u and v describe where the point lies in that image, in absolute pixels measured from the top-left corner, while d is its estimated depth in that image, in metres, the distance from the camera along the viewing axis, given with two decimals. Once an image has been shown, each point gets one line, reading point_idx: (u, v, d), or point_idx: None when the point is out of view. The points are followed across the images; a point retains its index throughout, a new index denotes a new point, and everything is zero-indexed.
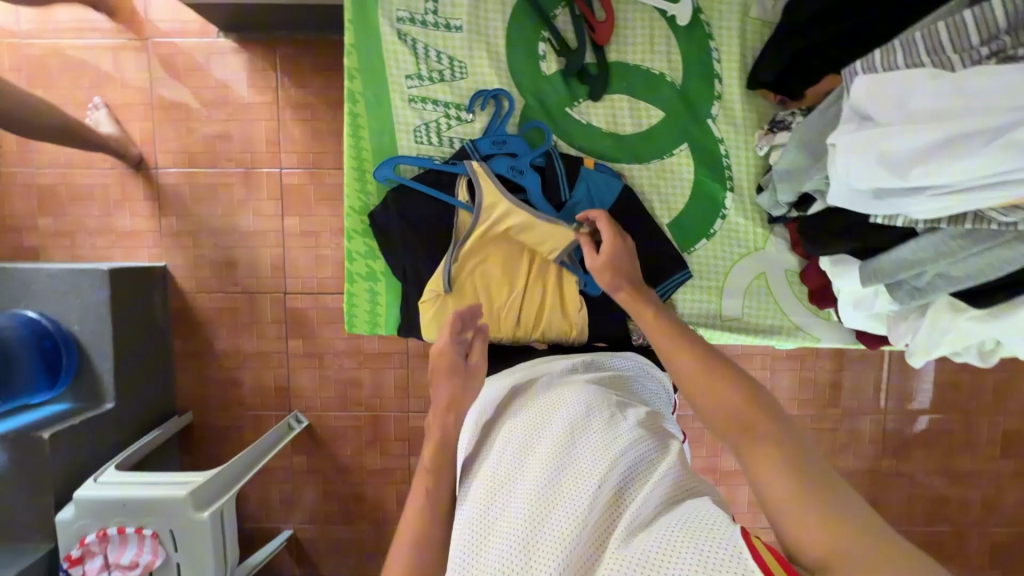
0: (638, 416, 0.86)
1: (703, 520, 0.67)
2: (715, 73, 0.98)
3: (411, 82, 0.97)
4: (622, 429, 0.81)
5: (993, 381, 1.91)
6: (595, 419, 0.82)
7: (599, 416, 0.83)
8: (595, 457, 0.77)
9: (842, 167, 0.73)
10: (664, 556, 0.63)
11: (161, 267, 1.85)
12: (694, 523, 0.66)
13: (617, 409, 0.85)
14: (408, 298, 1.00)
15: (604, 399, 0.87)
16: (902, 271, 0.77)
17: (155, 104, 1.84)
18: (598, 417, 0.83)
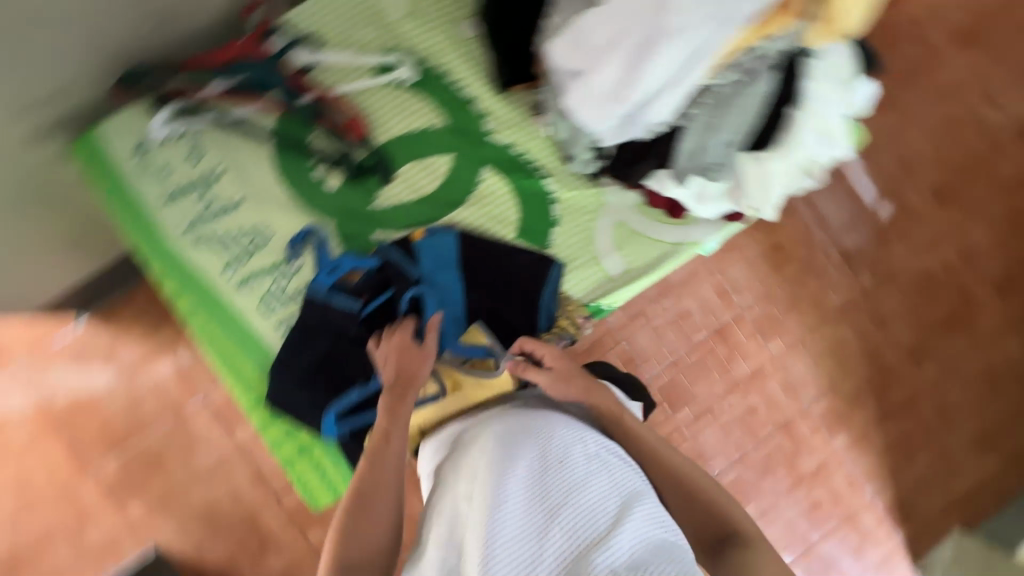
0: (606, 451, 0.84)
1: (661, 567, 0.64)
2: (467, 99, 1.05)
3: (230, 269, 0.99)
4: (591, 469, 0.79)
5: (888, 156, 2.02)
6: (558, 455, 0.80)
7: (564, 455, 0.81)
8: (565, 500, 0.74)
9: (595, 115, 0.89)
10: None
11: (152, 552, 1.77)
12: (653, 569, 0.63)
13: (580, 445, 0.83)
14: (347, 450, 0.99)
15: (566, 435, 0.84)
16: (697, 153, 0.90)
17: (59, 417, 1.81)
18: (563, 452, 0.81)
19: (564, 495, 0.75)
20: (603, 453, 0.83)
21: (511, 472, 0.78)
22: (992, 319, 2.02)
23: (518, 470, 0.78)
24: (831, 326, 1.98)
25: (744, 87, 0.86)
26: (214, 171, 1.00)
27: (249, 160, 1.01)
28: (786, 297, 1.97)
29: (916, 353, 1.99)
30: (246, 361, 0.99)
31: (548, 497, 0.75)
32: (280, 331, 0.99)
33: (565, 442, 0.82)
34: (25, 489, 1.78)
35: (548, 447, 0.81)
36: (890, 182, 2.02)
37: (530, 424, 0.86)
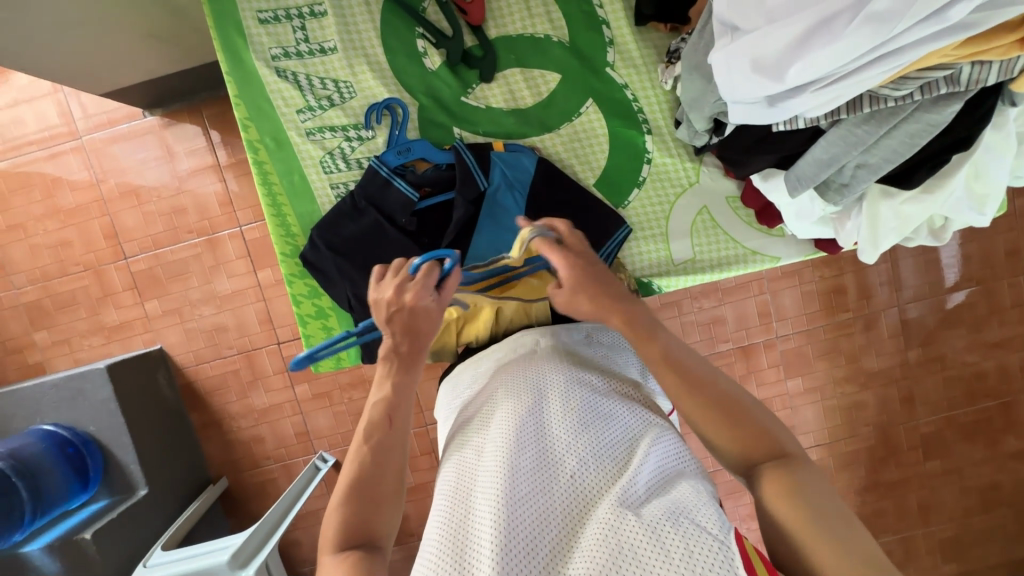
0: (621, 397, 0.83)
1: (688, 510, 0.63)
2: (600, 19, 0.94)
3: (304, 115, 0.96)
4: (604, 417, 0.78)
5: (1005, 241, 1.82)
6: (569, 404, 0.79)
7: (580, 399, 0.80)
8: (574, 450, 0.73)
9: (726, 84, 0.70)
10: (647, 547, 0.59)
11: (158, 349, 1.90)
12: (677, 514, 0.62)
13: (594, 392, 0.82)
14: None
15: (580, 382, 0.83)
16: (823, 170, 0.73)
17: (106, 198, 1.87)
18: (576, 402, 0.80)
19: (573, 444, 0.74)
20: (619, 400, 0.82)
21: (520, 422, 0.77)
22: (1020, 440, 1.92)
23: (527, 422, 0.77)
24: (857, 386, 1.89)
25: (928, 107, 0.63)
26: (317, 6, 0.93)
27: (354, 6, 0.93)
28: (827, 342, 1.86)
29: (927, 444, 1.91)
30: (292, 210, 0.98)
31: (559, 447, 0.74)
32: (334, 193, 0.98)
33: (578, 390, 0.82)
34: (63, 252, 1.89)
35: (562, 397, 0.80)
36: (995, 267, 1.83)
37: (546, 370, 0.86)
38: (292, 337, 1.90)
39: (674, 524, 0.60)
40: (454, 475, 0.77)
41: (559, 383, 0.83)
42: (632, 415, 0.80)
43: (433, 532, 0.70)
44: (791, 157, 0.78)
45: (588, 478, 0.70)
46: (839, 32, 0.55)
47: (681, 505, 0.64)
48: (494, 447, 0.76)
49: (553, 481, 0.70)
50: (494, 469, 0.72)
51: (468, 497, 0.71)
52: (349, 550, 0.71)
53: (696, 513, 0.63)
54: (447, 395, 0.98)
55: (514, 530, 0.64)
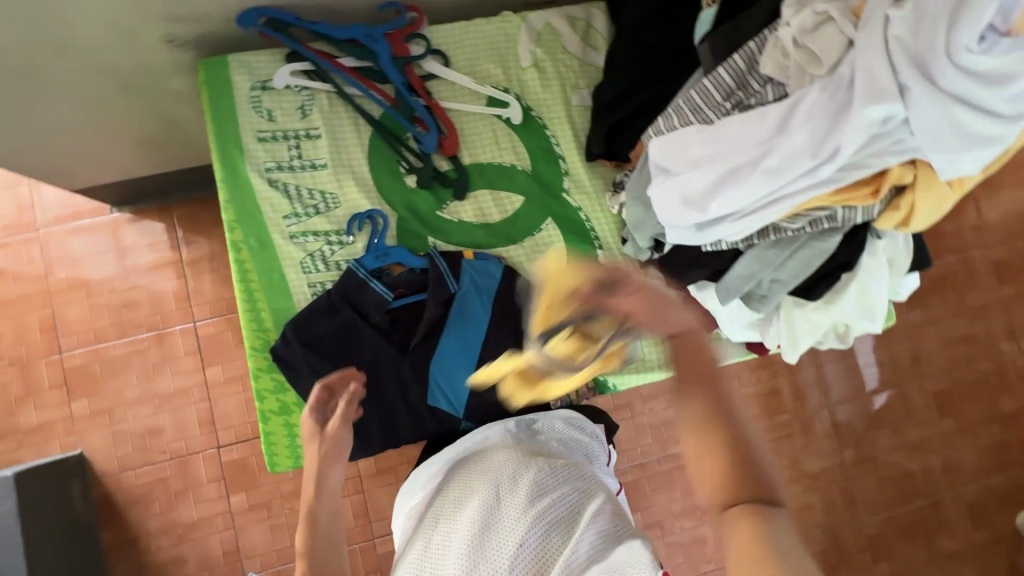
0: (564, 466, 0.91)
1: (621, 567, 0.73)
2: (557, 155, 1.12)
3: (290, 220, 1.04)
4: (545, 492, 0.86)
5: (907, 349, 2.06)
6: (515, 488, 0.87)
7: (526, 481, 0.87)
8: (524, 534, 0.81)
9: (662, 214, 0.84)
10: None
11: (78, 454, 1.73)
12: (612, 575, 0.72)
13: (538, 468, 0.89)
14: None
15: (525, 462, 0.91)
16: (743, 284, 0.86)
17: (52, 290, 1.81)
18: (520, 483, 0.87)
19: (518, 526, 0.82)
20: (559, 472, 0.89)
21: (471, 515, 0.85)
22: (954, 540, 2.01)
23: (477, 513, 0.85)
24: (802, 488, 1.96)
25: (817, 237, 0.80)
26: (313, 130, 1.06)
27: (347, 132, 1.07)
28: (769, 443, 1.96)
29: (873, 546, 1.96)
30: (266, 307, 1.01)
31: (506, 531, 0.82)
32: (310, 291, 1.03)
33: (521, 470, 0.89)
34: None
35: (507, 480, 0.88)
36: (903, 371, 2.05)
37: (494, 455, 0.93)
38: (235, 440, 1.80)
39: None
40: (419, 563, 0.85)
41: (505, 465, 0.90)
42: (572, 482, 0.88)
43: None
44: (720, 272, 0.92)
45: (530, 559, 0.79)
46: (746, 177, 0.72)
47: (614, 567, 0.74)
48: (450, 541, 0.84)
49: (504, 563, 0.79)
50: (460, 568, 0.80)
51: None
52: None
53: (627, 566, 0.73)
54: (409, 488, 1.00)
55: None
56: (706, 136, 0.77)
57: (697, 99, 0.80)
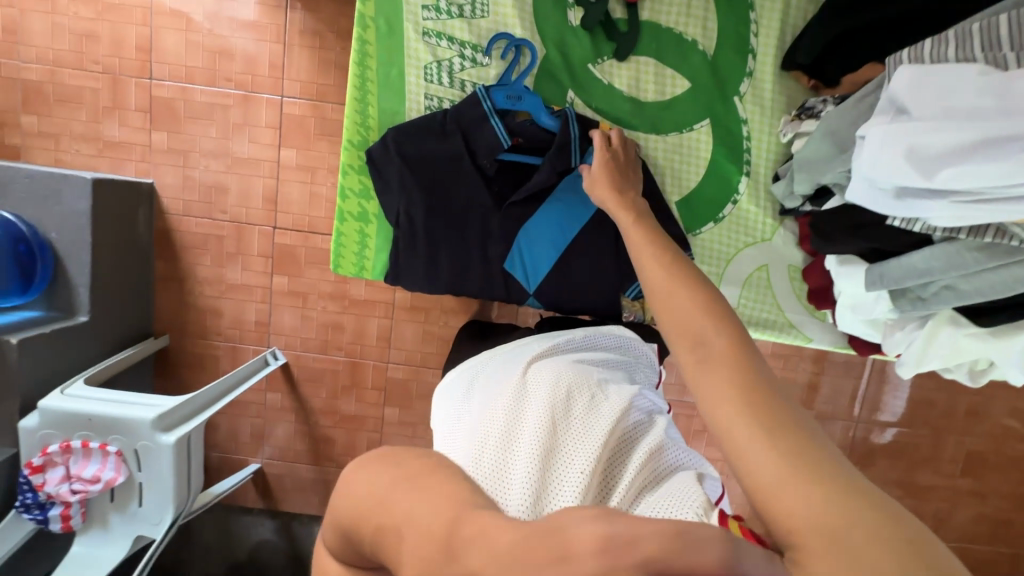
0: (629, 392, 0.84)
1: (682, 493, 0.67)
2: (749, 48, 0.92)
3: (428, 14, 0.90)
4: (612, 407, 0.79)
5: (969, 402, 1.92)
6: (582, 396, 0.80)
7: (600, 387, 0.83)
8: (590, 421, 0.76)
9: (864, 162, 0.71)
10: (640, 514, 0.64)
11: (149, 184, 1.78)
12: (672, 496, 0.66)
13: (604, 389, 0.83)
14: (415, 256, 0.96)
15: (588, 378, 0.84)
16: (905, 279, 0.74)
17: (153, 9, 1.73)
18: (585, 394, 0.81)
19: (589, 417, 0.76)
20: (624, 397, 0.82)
21: (533, 409, 0.76)
22: None
23: (539, 409, 0.76)
24: None
25: None
26: None
27: None
28: None
29: None
30: (376, 103, 0.92)
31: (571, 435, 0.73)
32: (425, 104, 0.93)
33: (583, 383, 0.82)
34: (86, 45, 1.74)
35: (573, 388, 0.81)
36: (950, 420, 1.94)
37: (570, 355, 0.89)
38: (289, 227, 1.82)
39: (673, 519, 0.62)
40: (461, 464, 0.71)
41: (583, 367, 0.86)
42: (641, 427, 0.79)
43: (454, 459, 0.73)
44: (881, 253, 0.79)
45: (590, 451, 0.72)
46: (1007, 152, 0.58)
47: (679, 495, 0.66)
48: (506, 430, 0.74)
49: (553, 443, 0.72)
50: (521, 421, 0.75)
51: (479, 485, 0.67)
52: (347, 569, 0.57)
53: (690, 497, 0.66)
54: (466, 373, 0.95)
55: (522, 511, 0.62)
56: (986, 84, 0.61)
57: (1001, 33, 0.67)
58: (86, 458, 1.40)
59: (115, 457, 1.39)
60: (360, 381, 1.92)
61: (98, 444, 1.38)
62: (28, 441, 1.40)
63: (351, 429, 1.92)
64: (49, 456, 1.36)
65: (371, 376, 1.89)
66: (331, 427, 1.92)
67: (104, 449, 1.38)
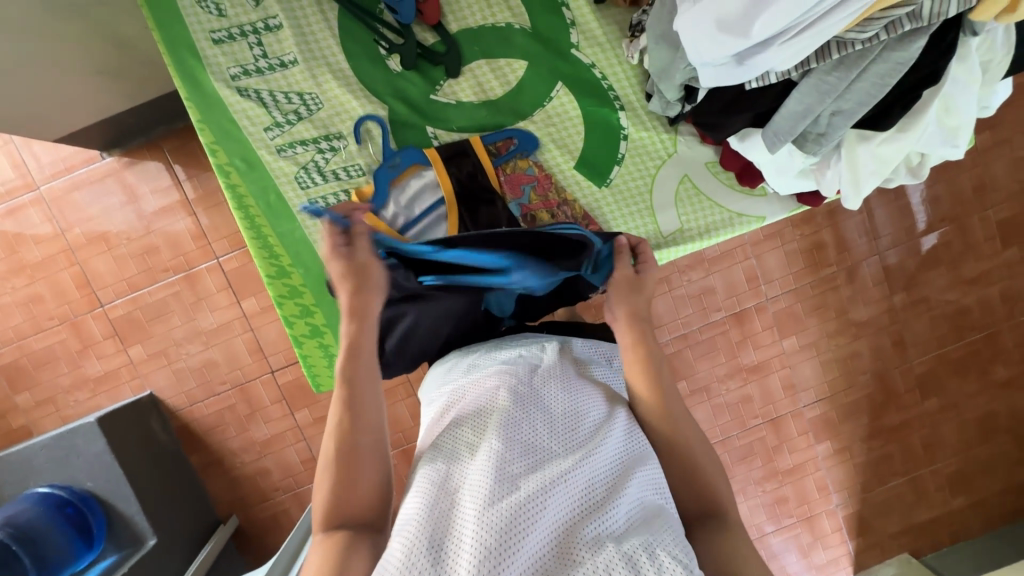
0: (611, 426, 0.77)
1: (669, 546, 0.60)
2: (558, 2, 0.94)
3: (272, 132, 0.93)
4: (594, 446, 0.72)
5: (971, 179, 1.87)
6: (559, 435, 0.73)
7: (583, 421, 0.76)
8: (572, 458, 0.69)
9: (693, 49, 0.69)
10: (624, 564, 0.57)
11: (148, 394, 1.85)
12: (660, 546, 0.60)
13: (600, 417, 0.78)
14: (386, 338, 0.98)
15: (587, 404, 0.80)
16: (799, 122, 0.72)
17: (74, 247, 1.81)
18: (574, 424, 0.76)
19: (569, 457, 0.70)
20: (619, 427, 0.77)
21: (505, 444, 0.70)
22: (1009, 368, 1.97)
23: (513, 445, 0.70)
24: (850, 337, 1.92)
25: (892, 46, 0.64)
26: (271, 20, 0.92)
27: (311, 18, 0.92)
28: (814, 298, 1.89)
29: (924, 383, 1.96)
30: (272, 231, 0.95)
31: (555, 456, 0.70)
32: (314, 207, 0.96)
33: (579, 406, 0.79)
34: (35, 307, 1.83)
35: (569, 411, 0.78)
36: (963, 204, 1.88)
37: (549, 375, 0.83)
38: (285, 364, 1.87)
39: (652, 562, 0.57)
40: (438, 472, 0.70)
41: (565, 394, 0.80)
42: (623, 464, 0.72)
43: (418, 503, 0.66)
44: (764, 114, 0.78)
45: (575, 493, 0.66)
46: None
47: (660, 541, 0.60)
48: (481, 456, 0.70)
49: (529, 485, 0.65)
50: (495, 454, 0.68)
51: (453, 500, 0.65)
52: (335, 529, 0.68)
53: (677, 553, 0.59)
54: (441, 377, 0.93)
55: (493, 534, 0.59)
56: None
57: None
58: None
59: None
60: None
61: None
62: None
63: None
64: None
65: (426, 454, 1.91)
66: None
67: None
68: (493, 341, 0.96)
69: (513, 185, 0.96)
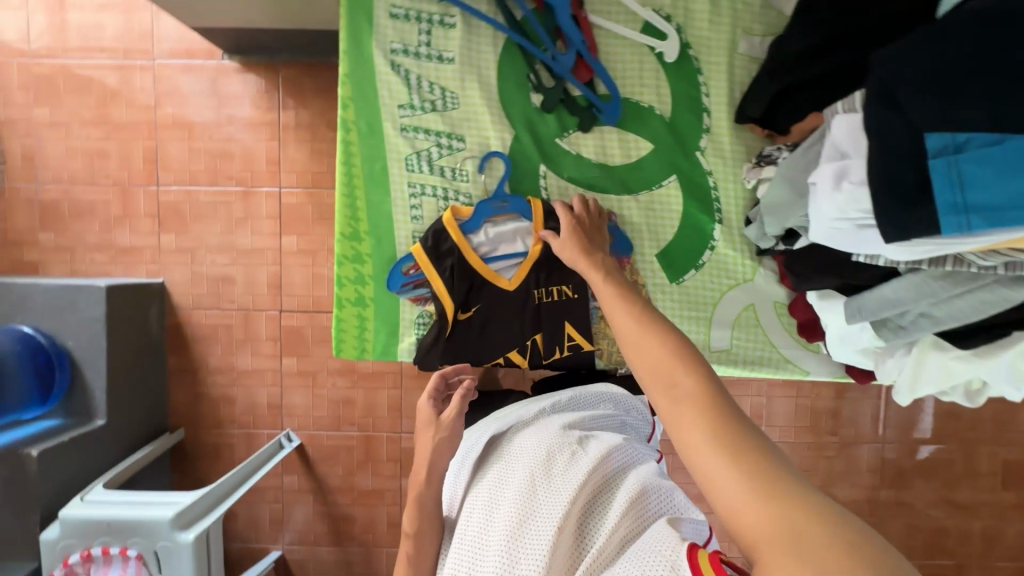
0: (604, 446, 0.78)
1: (657, 543, 0.60)
2: (703, 107, 0.98)
3: (404, 111, 0.98)
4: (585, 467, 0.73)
5: (995, 411, 1.87)
6: (549, 461, 0.75)
7: (568, 448, 0.78)
8: (558, 488, 0.70)
9: (819, 205, 0.73)
10: None
11: (160, 282, 1.87)
12: (647, 547, 0.60)
13: (583, 441, 0.80)
14: (423, 335, 1.01)
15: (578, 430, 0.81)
16: (951, 238, 0.61)
17: (157, 124, 1.87)
18: (566, 452, 0.77)
19: (559, 489, 0.70)
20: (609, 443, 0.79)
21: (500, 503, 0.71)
22: None
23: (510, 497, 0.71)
24: None
25: (1003, 283, 0.66)
26: (447, 17, 0.96)
27: (483, 30, 0.97)
28: (808, 459, 1.88)
29: None
30: (363, 196, 0.99)
31: (551, 488, 0.71)
32: (409, 191, 0.99)
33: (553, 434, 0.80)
34: (97, 161, 1.88)
35: (557, 438, 0.79)
36: (978, 431, 1.88)
37: (537, 423, 0.85)
38: (295, 309, 1.88)
39: (634, 562, 0.59)
40: (450, 558, 0.71)
41: (552, 430, 0.81)
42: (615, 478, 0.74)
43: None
44: (856, 287, 0.81)
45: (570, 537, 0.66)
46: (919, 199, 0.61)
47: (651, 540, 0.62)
48: (482, 525, 0.71)
49: (525, 540, 0.66)
50: (496, 523, 0.69)
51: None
52: None
53: (662, 546, 0.59)
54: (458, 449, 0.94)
55: None
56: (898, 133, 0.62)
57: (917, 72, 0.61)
58: (107, 565, 1.38)
59: (135, 560, 1.36)
60: (376, 454, 1.91)
61: (118, 550, 1.35)
62: (49, 552, 1.37)
63: (370, 504, 1.90)
64: (70, 567, 1.35)
65: (386, 449, 1.90)
66: (351, 506, 1.91)
67: (124, 554, 1.35)
68: (507, 409, 0.95)
69: None
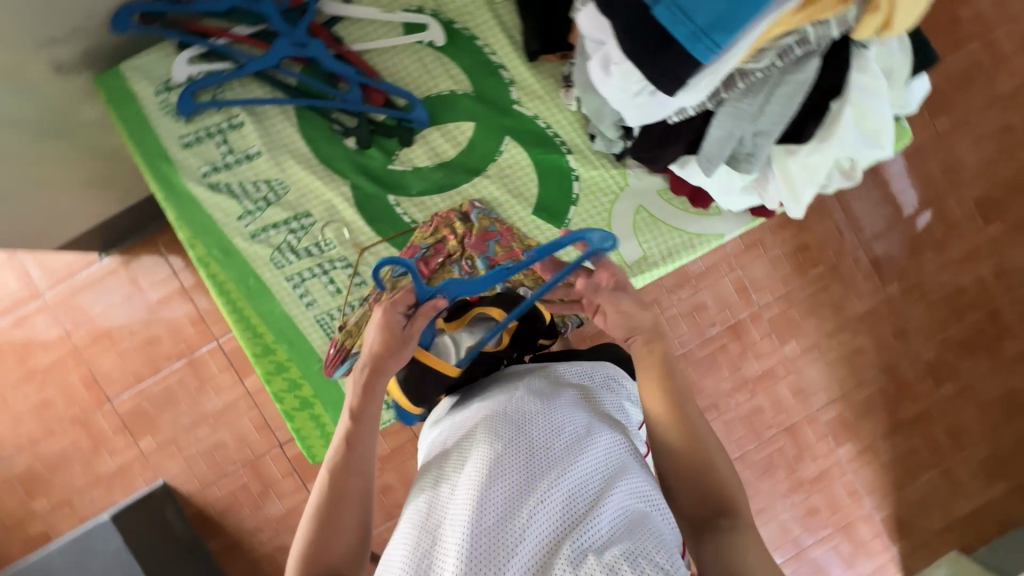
0: (596, 437, 0.74)
1: (649, 552, 0.58)
2: (496, 65, 1.01)
3: (245, 220, 0.99)
4: (577, 461, 0.69)
5: (939, 163, 1.89)
6: (540, 450, 0.70)
7: (562, 434, 0.73)
8: (550, 482, 0.66)
9: (614, 96, 0.75)
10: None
11: (162, 484, 1.86)
12: (636, 550, 0.58)
13: (573, 426, 0.74)
14: None
15: (571, 416, 0.76)
16: (717, 61, 0.62)
17: (80, 349, 1.88)
18: (562, 440, 0.72)
19: (549, 483, 0.66)
20: (604, 434, 0.75)
21: (479, 481, 0.67)
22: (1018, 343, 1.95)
23: (492, 478, 0.67)
24: (849, 335, 1.92)
25: (789, 70, 0.69)
26: (233, 119, 0.99)
27: (271, 112, 0.99)
28: (807, 299, 1.90)
29: (935, 370, 1.94)
30: (253, 312, 0.99)
31: (540, 480, 0.67)
32: (290, 284, 1.00)
33: (559, 412, 0.76)
34: (46, 412, 1.87)
35: (549, 422, 0.74)
36: (937, 188, 1.90)
37: (521, 397, 0.79)
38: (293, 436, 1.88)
39: (632, 567, 0.56)
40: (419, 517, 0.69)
41: (544, 410, 0.76)
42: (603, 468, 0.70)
43: (400, 544, 0.67)
44: (695, 142, 0.82)
45: (553, 526, 0.63)
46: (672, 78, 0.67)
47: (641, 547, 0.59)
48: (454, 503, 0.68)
49: (507, 526, 0.63)
50: (468, 502, 0.66)
51: (433, 545, 0.64)
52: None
53: (657, 561, 0.58)
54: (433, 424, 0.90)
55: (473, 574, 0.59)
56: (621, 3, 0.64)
57: None
58: None
59: None
60: None
61: None
62: None
63: None
64: None
65: None
66: None
67: None
68: (480, 383, 0.91)
69: (479, 242, 0.96)
